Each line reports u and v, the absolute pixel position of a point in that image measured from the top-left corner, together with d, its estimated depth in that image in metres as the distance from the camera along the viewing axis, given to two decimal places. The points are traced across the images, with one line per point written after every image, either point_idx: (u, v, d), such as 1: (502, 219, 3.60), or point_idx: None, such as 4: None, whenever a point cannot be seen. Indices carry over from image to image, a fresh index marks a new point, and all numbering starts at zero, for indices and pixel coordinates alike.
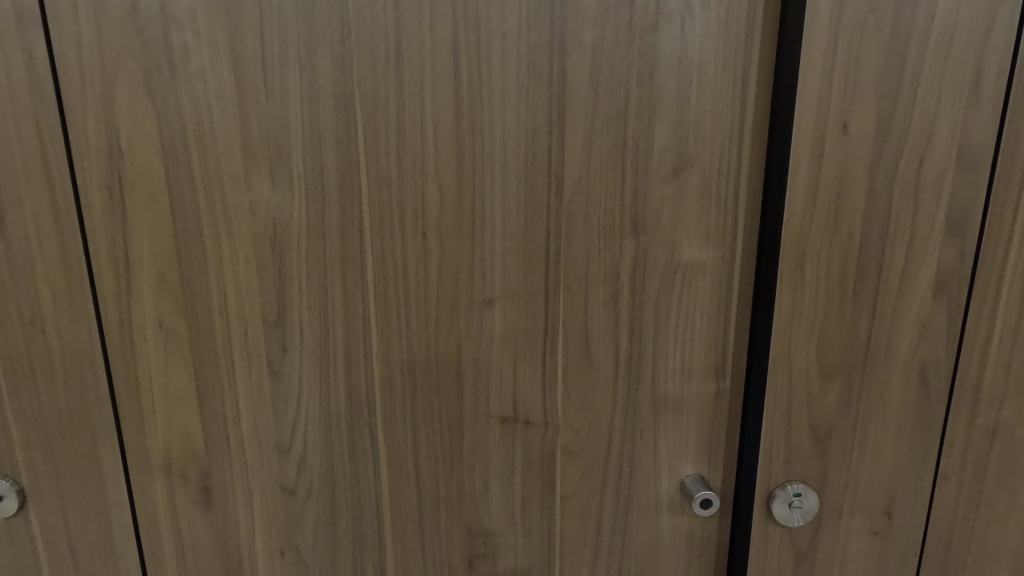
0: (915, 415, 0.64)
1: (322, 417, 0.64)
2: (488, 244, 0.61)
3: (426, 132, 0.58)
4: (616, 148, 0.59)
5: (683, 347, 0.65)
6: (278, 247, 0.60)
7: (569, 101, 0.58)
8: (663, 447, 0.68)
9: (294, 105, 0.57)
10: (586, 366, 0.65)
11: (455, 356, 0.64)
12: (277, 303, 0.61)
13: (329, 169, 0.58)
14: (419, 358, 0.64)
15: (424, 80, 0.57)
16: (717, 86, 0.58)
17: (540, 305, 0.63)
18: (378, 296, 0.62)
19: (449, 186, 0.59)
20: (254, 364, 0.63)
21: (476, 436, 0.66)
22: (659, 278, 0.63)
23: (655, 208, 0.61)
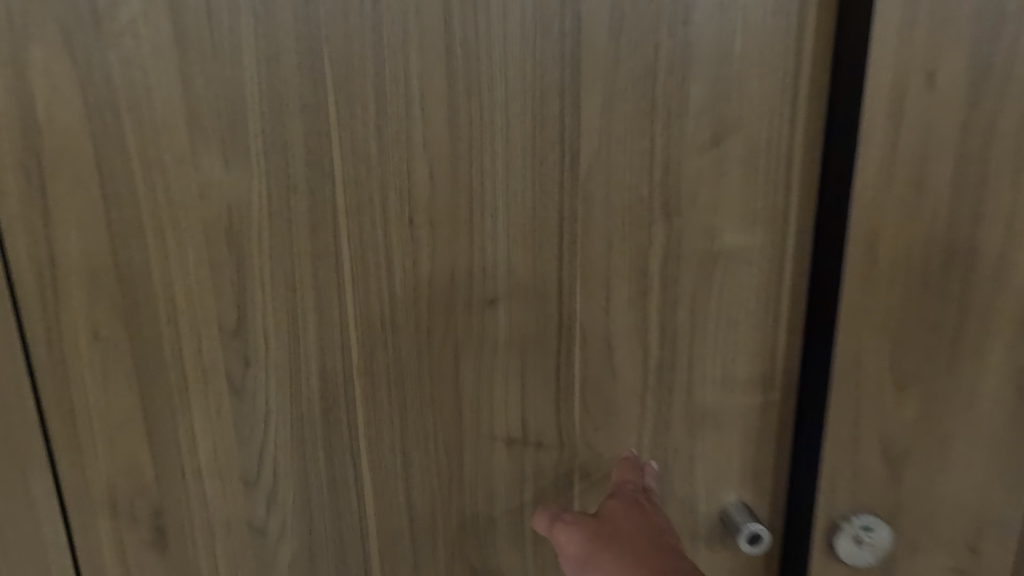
0: (1008, 428, 0.54)
1: (295, 443, 0.54)
2: (489, 233, 0.51)
3: (412, 96, 0.48)
4: (644, 114, 0.49)
5: (724, 353, 0.54)
6: (234, 240, 0.50)
7: (587, 54, 0.47)
8: (700, 470, 0.57)
9: (249, 66, 0.46)
10: (609, 377, 0.54)
11: (452, 368, 0.53)
12: (236, 308, 0.51)
13: (293, 143, 0.48)
14: (408, 371, 0.53)
15: (407, 30, 0.46)
16: (766, 34, 0.48)
17: (552, 306, 0.52)
18: (358, 297, 0.51)
19: (440, 163, 0.49)
20: (212, 381, 0.52)
21: (478, 462, 0.56)
22: (695, 271, 0.52)
23: (690, 186, 0.50)
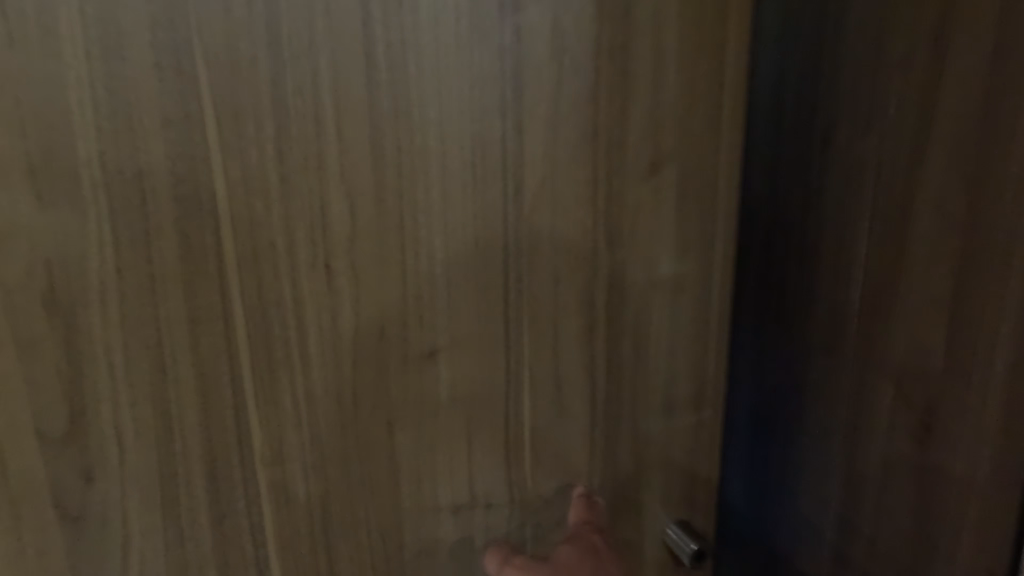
0: None
1: (173, 568, 0.40)
2: (426, 276, 0.43)
3: (324, 113, 0.38)
4: (586, 140, 0.46)
5: (666, 380, 0.54)
6: (59, 307, 0.35)
7: (529, 74, 0.43)
8: (646, 500, 0.56)
9: (74, 60, 0.32)
10: (558, 420, 0.51)
11: (386, 438, 0.44)
12: (66, 402, 0.36)
13: (152, 171, 0.35)
14: (331, 451, 0.43)
15: (315, 30, 0.37)
16: (695, 64, 0.48)
17: (499, 351, 0.47)
18: (259, 368, 0.40)
19: (363, 195, 0.40)
20: (31, 509, 0.36)
21: (420, 539, 0.48)
22: (637, 301, 0.51)
23: (632, 216, 0.49)
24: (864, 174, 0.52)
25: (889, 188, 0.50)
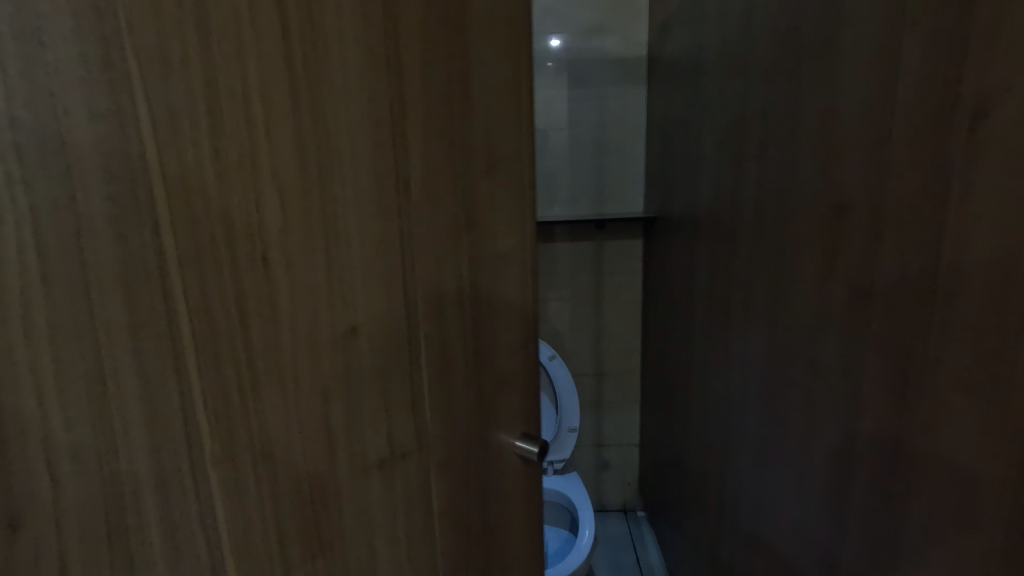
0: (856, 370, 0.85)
1: None
2: (344, 259, 0.47)
3: (254, 108, 0.39)
4: (446, 139, 0.57)
5: (506, 326, 0.71)
6: None
7: (407, 88, 0.51)
8: (502, 420, 0.72)
9: None
10: (445, 370, 0.61)
11: (321, 417, 0.47)
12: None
13: (86, 163, 0.31)
14: (277, 441, 0.44)
15: (240, 28, 0.38)
16: (503, 92, 0.65)
17: (399, 319, 0.54)
18: (206, 373, 0.38)
19: (290, 187, 0.42)
20: None
21: (354, 500, 0.51)
22: (486, 266, 0.65)
23: (479, 199, 0.63)
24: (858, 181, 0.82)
25: (851, 210, 0.85)
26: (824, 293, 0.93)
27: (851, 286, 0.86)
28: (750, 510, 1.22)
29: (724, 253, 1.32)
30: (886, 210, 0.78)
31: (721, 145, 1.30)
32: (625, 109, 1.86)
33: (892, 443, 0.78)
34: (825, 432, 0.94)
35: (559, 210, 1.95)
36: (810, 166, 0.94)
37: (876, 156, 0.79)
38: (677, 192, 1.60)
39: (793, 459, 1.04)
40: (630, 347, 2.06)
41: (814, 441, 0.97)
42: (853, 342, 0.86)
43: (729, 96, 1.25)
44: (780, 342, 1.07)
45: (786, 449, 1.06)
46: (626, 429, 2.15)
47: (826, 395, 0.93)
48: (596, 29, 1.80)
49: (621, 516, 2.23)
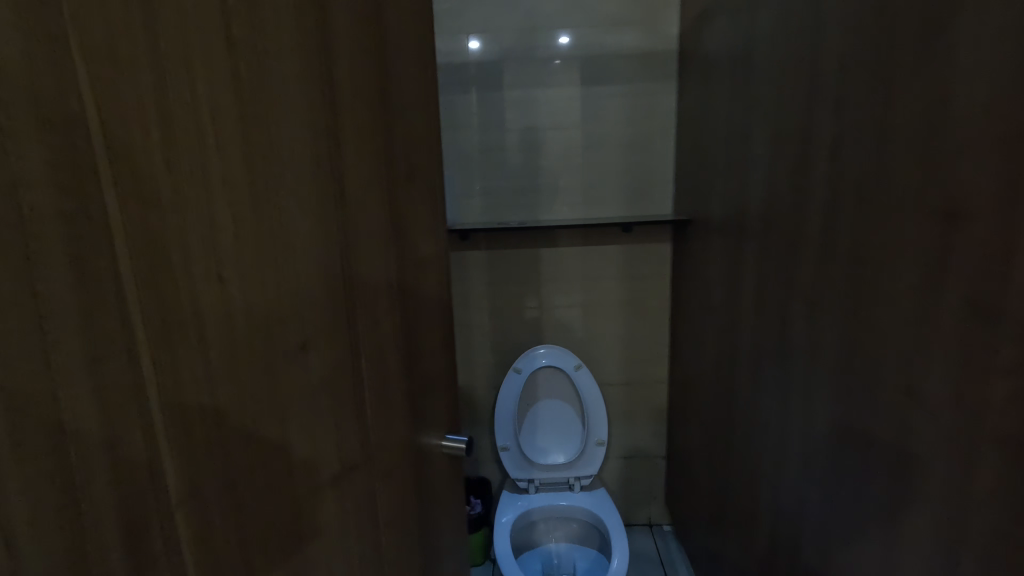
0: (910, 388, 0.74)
1: None
2: (297, 274, 0.49)
3: (204, 120, 0.40)
4: (379, 157, 0.62)
5: (430, 329, 0.79)
6: None
7: (341, 107, 0.55)
8: (429, 415, 0.80)
9: None
10: (385, 375, 0.65)
11: (277, 431, 0.48)
12: None
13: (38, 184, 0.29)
14: (239, 460, 0.44)
15: (189, 42, 0.38)
16: (421, 116, 0.74)
17: (347, 329, 0.57)
18: (165, 390, 0.38)
19: (243, 204, 0.43)
20: None
21: (312, 509, 0.53)
22: (413, 274, 0.72)
23: (407, 214, 0.70)
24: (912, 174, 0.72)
25: (937, 208, 0.69)
26: (901, 310, 0.76)
27: (940, 301, 0.69)
28: (788, 545, 1.13)
29: (755, 254, 1.26)
30: (943, 204, 0.67)
31: (757, 145, 1.22)
32: (655, 107, 1.80)
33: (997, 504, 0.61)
34: (905, 482, 0.76)
35: (587, 211, 1.89)
36: (864, 161, 0.83)
37: (965, 144, 0.64)
38: (711, 193, 1.53)
39: (857, 506, 0.88)
40: (656, 353, 2.00)
41: (888, 490, 0.80)
42: (939, 370, 0.69)
43: (766, 93, 1.17)
44: (834, 365, 0.93)
45: (851, 495, 0.90)
46: (652, 439, 2.09)
47: (904, 435, 0.76)
48: (619, 24, 1.74)
49: (648, 531, 2.16)
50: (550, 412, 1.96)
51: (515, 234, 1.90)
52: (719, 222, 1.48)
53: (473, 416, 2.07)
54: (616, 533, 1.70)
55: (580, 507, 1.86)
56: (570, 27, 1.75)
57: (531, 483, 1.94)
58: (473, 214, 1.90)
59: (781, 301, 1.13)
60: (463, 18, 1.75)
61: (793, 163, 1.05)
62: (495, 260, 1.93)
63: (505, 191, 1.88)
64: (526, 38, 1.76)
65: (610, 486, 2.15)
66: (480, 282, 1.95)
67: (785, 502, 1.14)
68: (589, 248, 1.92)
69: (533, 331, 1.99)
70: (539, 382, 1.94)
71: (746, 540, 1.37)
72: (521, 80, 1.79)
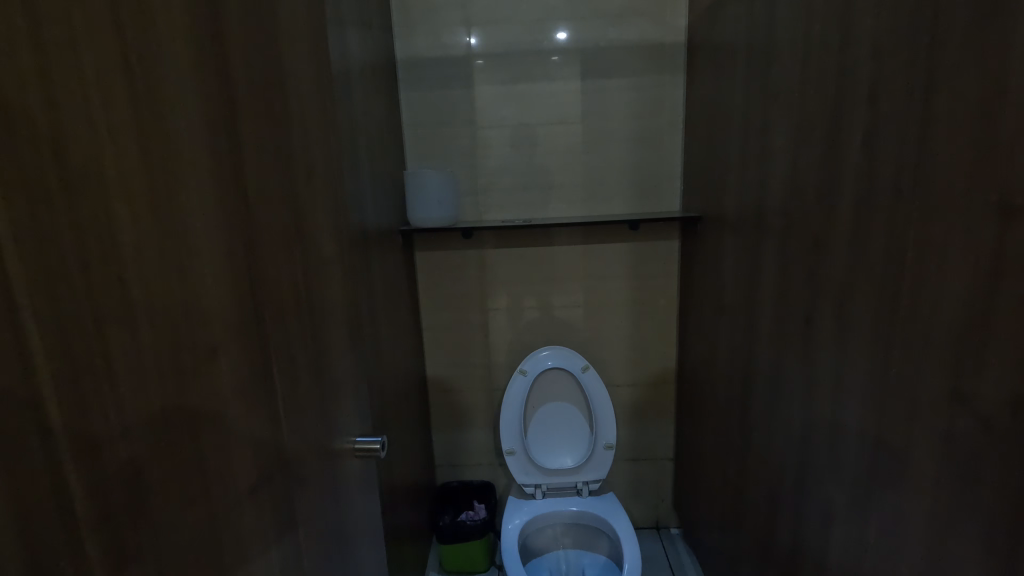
0: (963, 401, 0.67)
1: None
2: (199, 281, 0.47)
3: (99, 112, 0.36)
4: (269, 160, 0.63)
5: (330, 328, 0.82)
6: None
7: (233, 109, 0.54)
8: (337, 411, 0.83)
9: None
10: (289, 375, 0.65)
11: (193, 449, 0.45)
12: None
13: None
14: (160, 486, 0.41)
15: (77, 29, 0.35)
16: (306, 125, 0.77)
17: (249, 333, 0.56)
18: (72, 416, 0.33)
19: (143, 208, 0.40)
20: None
21: (234, 525, 0.51)
22: (308, 274, 0.74)
23: (301, 215, 0.72)
24: (968, 163, 0.65)
25: (992, 197, 0.61)
26: (948, 310, 0.69)
27: (995, 300, 0.61)
28: (814, 561, 1.06)
29: (772, 253, 1.19)
30: (1004, 197, 0.59)
31: (778, 137, 1.14)
32: (663, 100, 1.74)
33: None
34: (952, 498, 0.69)
35: (592, 208, 1.83)
36: (908, 153, 0.75)
37: None
38: (724, 188, 1.45)
39: (897, 527, 0.80)
40: (665, 354, 1.94)
41: (931, 506, 0.73)
42: (994, 376, 0.62)
43: (789, 81, 1.09)
44: (870, 369, 0.86)
45: (886, 509, 0.83)
46: (661, 443, 2.03)
47: (953, 447, 0.69)
48: (625, 15, 1.68)
49: (653, 535, 2.10)
50: (556, 415, 1.90)
51: (518, 232, 1.85)
52: (733, 218, 1.41)
53: (477, 419, 2.02)
54: (627, 539, 1.64)
55: (589, 513, 1.80)
56: (571, 19, 1.68)
57: (538, 488, 1.88)
58: (475, 212, 1.85)
59: (807, 301, 1.05)
60: (462, 11, 1.70)
61: (822, 154, 0.98)
62: (498, 260, 1.88)
63: (508, 188, 1.82)
64: (526, 31, 1.70)
65: (618, 490, 2.09)
66: (483, 282, 1.90)
67: (810, 514, 1.07)
68: (595, 246, 1.86)
69: (538, 332, 1.93)
70: (545, 384, 1.88)
71: (763, 552, 1.30)
72: (519, 76, 1.74)
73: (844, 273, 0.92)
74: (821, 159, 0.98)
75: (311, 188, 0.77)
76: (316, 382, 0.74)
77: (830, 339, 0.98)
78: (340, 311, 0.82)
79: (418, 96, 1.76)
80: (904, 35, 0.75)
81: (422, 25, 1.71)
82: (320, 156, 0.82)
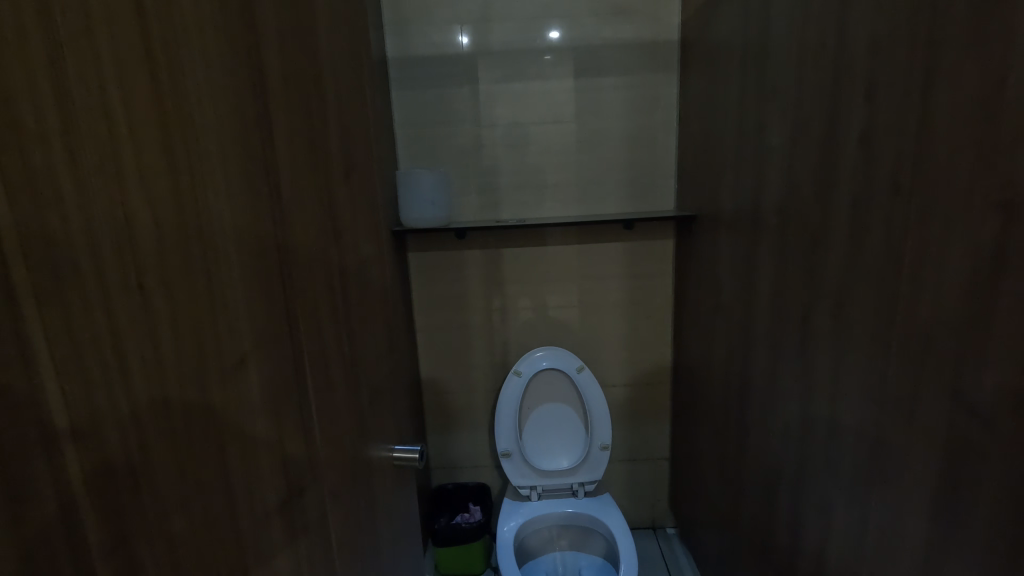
0: (962, 399, 0.67)
1: None
2: (226, 286, 0.45)
3: (115, 104, 0.33)
4: (304, 160, 0.61)
5: (369, 332, 0.81)
6: None
7: (264, 106, 0.52)
8: (372, 417, 0.81)
9: None
10: (324, 381, 0.64)
11: (220, 462, 0.43)
12: None
13: None
14: (184, 503, 0.39)
15: (95, 21, 0.32)
16: (344, 125, 0.75)
17: (280, 340, 0.54)
18: (86, 432, 0.31)
19: (168, 210, 0.38)
20: None
21: (261, 541, 0.49)
22: (345, 277, 0.72)
23: (338, 216, 0.71)
24: (965, 165, 0.65)
25: (990, 198, 0.62)
26: (948, 308, 0.69)
27: (995, 298, 0.62)
28: (812, 560, 1.06)
29: (769, 252, 1.20)
30: (1002, 198, 0.60)
31: (774, 136, 1.14)
32: (657, 99, 1.74)
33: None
34: (953, 495, 0.69)
35: (587, 208, 1.82)
36: (903, 154, 0.76)
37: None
38: (720, 187, 1.46)
39: (895, 525, 0.81)
40: (662, 354, 1.94)
41: (931, 503, 0.73)
42: (994, 374, 0.62)
43: (784, 80, 1.10)
44: (868, 367, 0.86)
45: (886, 506, 0.83)
46: (657, 442, 2.03)
47: (953, 444, 0.69)
48: (619, 14, 1.67)
49: (651, 534, 2.10)
50: (552, 416, 1.89)
51: (512, 232, 1.84)
52: (730, 217, 1.41)
53: (472, 421, 2.00)
54: (623, 539, 1.64)
55: (584, 513, 1.79)
56: (564, 18, 1.67)
57: (534, 490, 1.87)
58: (469, 212, 1.83)
59: (804, 300, 1.06)
60: (453, 9, 1.67)
61: (818, 153, 0.98)
62: (492, 260, 1.86)
63: (502, 188, 1.81)
64: (518, 30, 1.69)
65: (614, 490, 2.09)
66: (480, 283, 1.88)
67: (808, 513, 1.07)
68: (590, 246, 1.85)
69: (533, 332, 1.92)
70: (540, 385, 1.87)
71: (761, 551, 1.30)
72: (510, 75, 1.72)
73: (841, 271, 0.93)
74: (817, 157, 0.98)
75: (349, 189, 0.76)
76: (352, 389, 0.73)
77: (827, 337, 0.98)
78: (366, 314, 0.80)
79: (410, 95, 1.74)
80: (903, 34, 0.75)
81: (413, 23, 1.69)
82: (358, 157, 0.81)
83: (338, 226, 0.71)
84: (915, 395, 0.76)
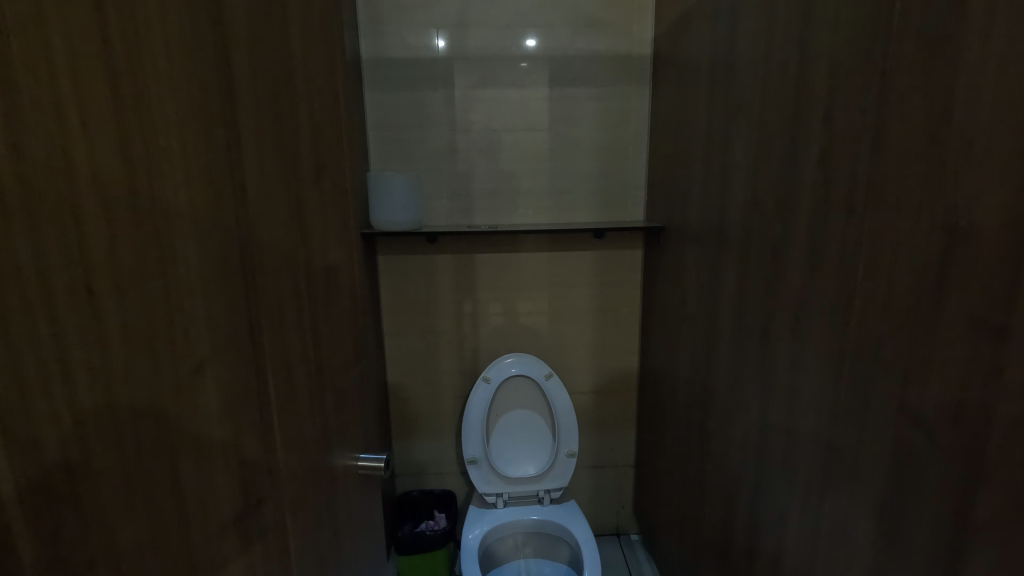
0: (906, 415, 0.71)
1: None
2: (184, 287, 0.43)
3: (67, 100, 0.32)
4: (272, 163, 0.60)
5: (336, 339, 0.80)
6: None
7: (230, 106, 0.51)
8: (337, 428, 0.80)
9: None
10: (286, 391, 0.62)
11: (173, 472, 0.42)
12: None
13: None
14: (129, 518, 0.37)
15: (46, 11, 0.31)
16: (315, 128, 0.74)
17: (241, 346, 0.52)
18: (23, 445, 0.29)
19: (123, 205, 0.36)
20: None
21: (213, 557, 0.47)
22: (311, 282, 0.71)
23: (307, 222, 0.70)
24: (910, 192, 0.69)
25: (935, 222, 0.65)
26: (895, 325, 0.72)
27: (938, 315, 0.65)
28: (765, 563, 1.10)
29: (732, 267, 1.23)
30: (948, 224, 0.63)
31: (739, 152, 1.18)
32: (628, 111, 1.77)
33: (998, 532, 0.57)
34: (897, 502, 0.73)
35: (559, 216, 1.84)
36: (855, 179, 0.80)
37: (966, 158, 0.60)
38: (686, 200, 1.50)
39: (843, 531, 0.84)
40: (629, 362, 1.97)
41: (879, 510, 0.76)
42: (937, 388, 0.65)
43: (749, 98, 1.13)
44: (821, 379, 0.90)
45: (834, 514, 0.87)
46: (622, 449, 2.06)
47: (897, 453, 0.72)
48: (593, 27, 1.70)
49: (615, 541, 2.12)
50: (519, 423, 1.89)
51: (483, 237, 1.84)
52: (696, 229, 1.44)
53: (439, 427, 1.98)
54: (587, 546, 1.65)
55: (549, 521, 1.79)
56: (540, 27, 1.69)
57: (500, 497, 1.86)
58: (441, 217, 1.82)
59: (763, 311, 1.09)
60: (430, 12, 1.67)
61: (779, 169, 1.02)
62: (464, 265, 1.86)
63: (475, 193, 1.80)
64: (494, 36, 1.69)
65: (580, 496, 2.10)
66: (451, 287, 1.87)
67: (765, 519, 1.10)
68: (561, 254, 1.87)
69: (501, 338, 1.92)
70: (507, 392, 1.87)
71: (720, 556, 1.33)
72: (486, 80, 1.72)
73: (799, 285, 0.96)
74: (779, 174, 1.02)
75: (319, 193, 0.74)
76: (316, 397, 0.71)
77: (785, 347, 1.01)
78: (333, 319, 0.79)
79: (384, 97, 1.72)
80: (858, 62, 0.79)
81: (389, 24, 1.67)
82: (328, 159, 0.80)
83: (306, 230, 0.69)
84: (864, 407, 0.79)
